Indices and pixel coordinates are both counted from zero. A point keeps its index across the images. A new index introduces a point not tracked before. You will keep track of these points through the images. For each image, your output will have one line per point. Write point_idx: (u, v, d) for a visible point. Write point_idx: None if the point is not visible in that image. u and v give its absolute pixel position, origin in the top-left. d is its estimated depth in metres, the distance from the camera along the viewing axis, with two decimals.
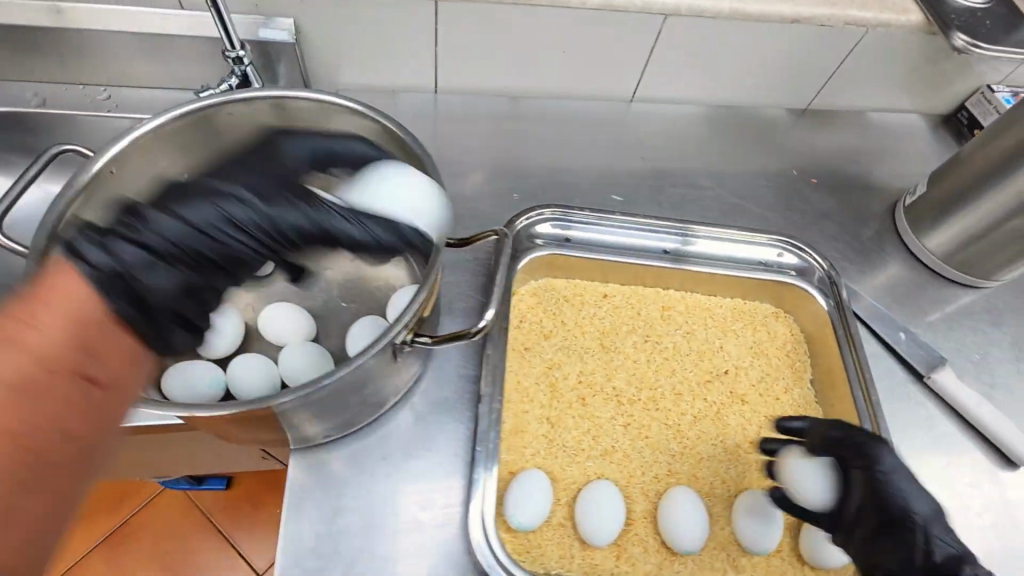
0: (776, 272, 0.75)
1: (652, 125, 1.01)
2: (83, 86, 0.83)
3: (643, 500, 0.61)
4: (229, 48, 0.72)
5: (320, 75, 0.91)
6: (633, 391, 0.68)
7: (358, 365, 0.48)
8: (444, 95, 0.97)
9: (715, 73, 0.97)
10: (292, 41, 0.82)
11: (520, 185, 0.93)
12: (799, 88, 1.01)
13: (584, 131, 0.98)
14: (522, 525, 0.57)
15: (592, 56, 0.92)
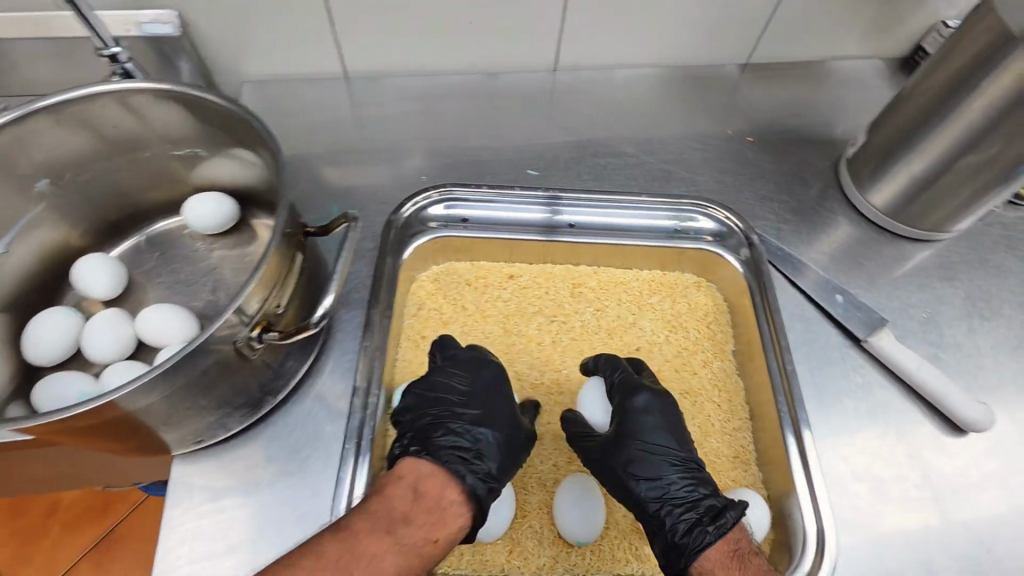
0: (691, 239, 0.70)
1: (579, 94, 0.95)
2: None
3: (539, 490, 0.58)
4: (101, 47, 0.70)
5: (222, 70, 0.88)
6: (535, 375, 0.64)
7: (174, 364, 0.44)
8: (357, 80, 0.93)
9: (640, 33, 0.91)
10: (176, 33, 0.78)
11: (438, 168, 0.89)
12: (734, 42, 0.95)
13: (506, 106, 0.94)
14: None
15: (503, 25, 0.87)
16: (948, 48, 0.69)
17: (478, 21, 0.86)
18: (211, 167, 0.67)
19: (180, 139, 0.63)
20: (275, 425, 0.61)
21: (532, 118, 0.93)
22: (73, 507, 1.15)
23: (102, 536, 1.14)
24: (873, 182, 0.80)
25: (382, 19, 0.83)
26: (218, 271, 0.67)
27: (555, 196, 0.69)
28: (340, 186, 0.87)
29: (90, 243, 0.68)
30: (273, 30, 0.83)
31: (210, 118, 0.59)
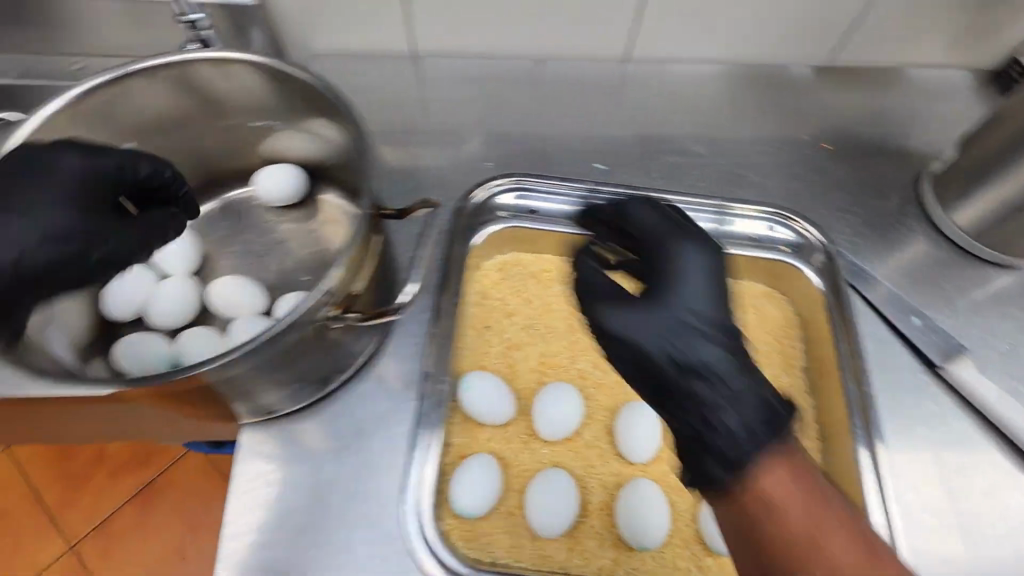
0: (766, 249, 0.68)
1: (649, 88, 0.92)
2: (61, 57, 0.83)
3: (600, 492, 0.57)
4: (183, 12, 0.70)
5: (293, 42, 0.87)
6: (599, 375, 0.63)
7: (261, 342, 0.45)
8: (424, 59, 0.92)
9: (719, 28, 0.88)
10: (253, 3, 0.77)
11: (503, 155, 0.87)
12: (818, 43, 0.91)
13: (574, 95, 0.91)
14: (467, 513, 0.53)
15: (578, 12, 0.84)
16: None
17: (554, 5, 0.83)
18: (286, 140, 0.67)
19: (259, 110, 0.64)
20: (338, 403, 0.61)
21: (600, 110, 0.90)
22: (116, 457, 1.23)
23: (143, 486, 1.20)
24: (960, 201, 0.77)
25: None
26: (287, 245, 0.67)
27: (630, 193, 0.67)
28: (403, 167, 0.86)
29: None
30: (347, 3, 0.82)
31: (291, 90, 0.58)
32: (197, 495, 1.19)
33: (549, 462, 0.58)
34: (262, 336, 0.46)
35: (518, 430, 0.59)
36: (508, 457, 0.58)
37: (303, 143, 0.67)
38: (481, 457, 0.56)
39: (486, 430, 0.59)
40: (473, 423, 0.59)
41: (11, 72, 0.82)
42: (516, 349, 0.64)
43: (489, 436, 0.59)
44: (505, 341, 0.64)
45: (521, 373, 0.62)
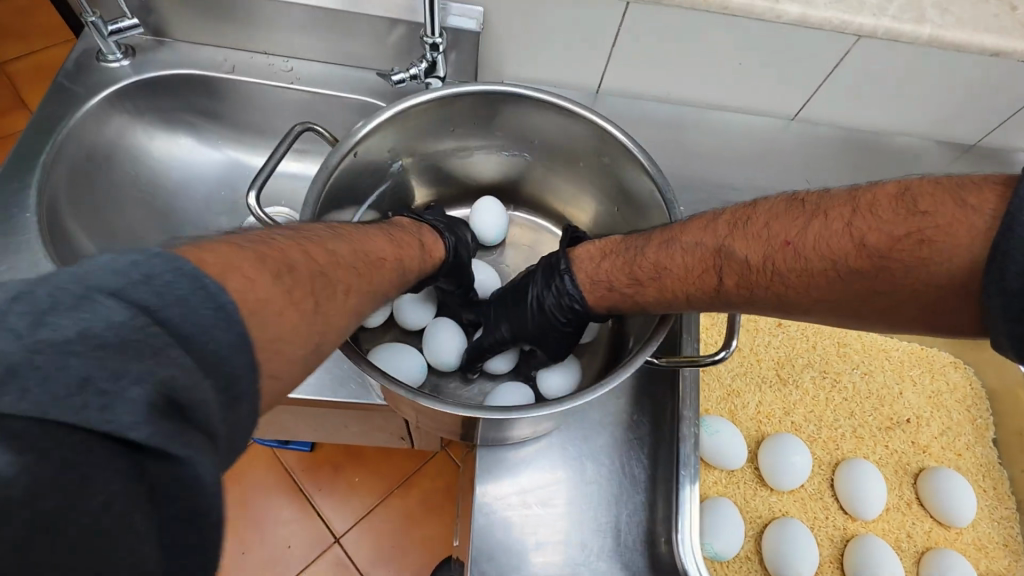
0: None
1: (808, 149, 0.98)
2: (267, 56, 0.83)
3: (828, 545, 0.59)
4: (429, 34, 0.72)
5: (486, 66, 0.90)
6: (814, 429, 0.65)
7: (600, 393, 0.48)
8: (602, 96, 0.95)
9: (889, 102, 0.93)
10: (477, 29, 0.80)
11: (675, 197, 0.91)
12: (972, 125, 0.96)
13: (740, 147, 0.96)
14: (716, 555, 0.55)
15: (768, 72, 0.88)
16: None
17: (748, 65, 0.87)
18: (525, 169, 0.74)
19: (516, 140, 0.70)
20: (566, 430, 0.64)
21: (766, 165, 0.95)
22: None
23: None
24: None
25: (662, 47, 0.85)
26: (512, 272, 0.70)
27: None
28: None
29: None
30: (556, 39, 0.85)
31: (571, 129, 0.64)
32: (268, 494, 1.18)
33: (779, 510, 0.60)
34: (600, 386, 0.48)
35: (744, 476, 0.61)
36: (739, 502, 0.60)
37: (541, 174, 0.74)
38: (723, 503, 0.58)
39: (715, 474, 0.61)
40: (706, 465, 0.61)
41: (217, 63, 0.82)
42: (734, 395, 0.66)
43: (718, 480, 0.61)
44: (723, 386, 0.66)
45: (740, 419, 0.65)
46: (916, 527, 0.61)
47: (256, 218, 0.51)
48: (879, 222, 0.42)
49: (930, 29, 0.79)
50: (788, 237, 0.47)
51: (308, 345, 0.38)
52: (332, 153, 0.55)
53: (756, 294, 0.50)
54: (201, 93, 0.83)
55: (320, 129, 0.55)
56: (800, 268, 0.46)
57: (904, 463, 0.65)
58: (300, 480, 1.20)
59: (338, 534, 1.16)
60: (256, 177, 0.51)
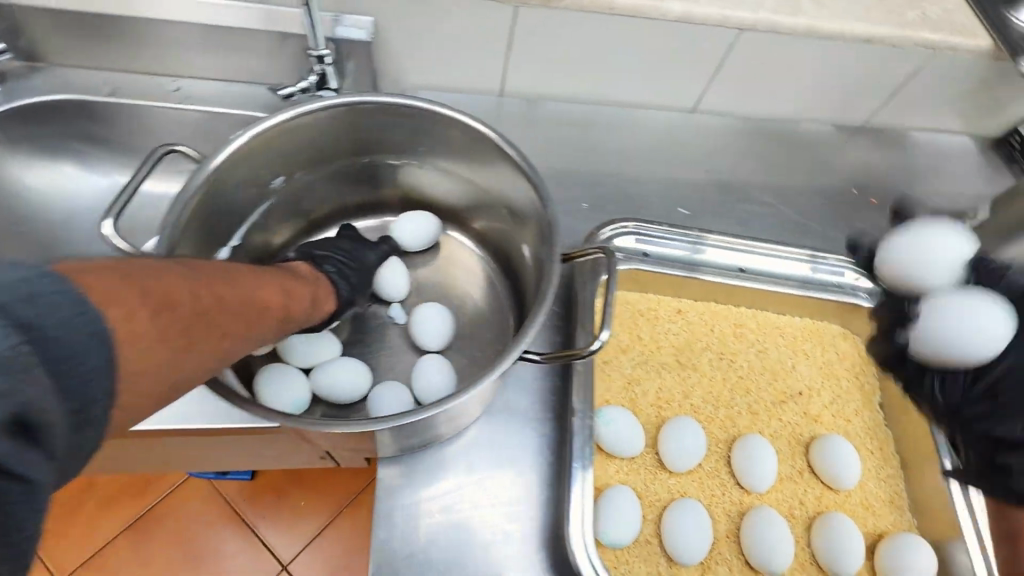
0: (849, 295, 0.75)
1: (713, 137, 1.00)
2: (153, 76, 0.81)
3: (726, 519, 0.62)
4: (313, 47, 0.71)
5: (387, 75, 0.89)
6: (711, 410, 0.68)
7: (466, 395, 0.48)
8: (507, 98, 0.96)
9: (781, 90, 0.97)
10: (368, 39, 0.79)
11: (584, 194, 0.92)
12: (859, 107, 1.01)
13: (646, 140, 0.98)
14: (613, 542, 0.57)
15: (663, 68, 0.91)
16: None
17: (641, 60, 0.89)
18: (420, 180, 0.69)
19: (405, 151, 0.65)
20: (471, 433, 0.64)
21: (672, 157, 0.97)
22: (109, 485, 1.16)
23: (141, 513, 1.15)
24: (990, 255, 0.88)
25: (556, 48, 0.86)
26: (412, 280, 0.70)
27: (732, 243, 0.74)
28: None
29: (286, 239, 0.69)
30: (451, 45, 0.85)
31: (453, 138, 0.60)
32: (208, 524, 1.15)
33: (677, 492, 0.62)
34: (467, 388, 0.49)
35: (644, 462, 0.63)
36: (638, 488, 0.62)
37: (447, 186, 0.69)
38: (621, 490, 0.60)
39: (616, 463, 0.63)
40: (606, 455, 0.63)
41: (98, 86, 0.79)
42: (634, 384, 0.68)
43: (619, 468, 0.63)
44: (623, 376, 0.68)
45: (641, 406, 0.67)
46: (807, 494, 0.64)
47: (114, 245, 0.49)
48: None
49: (804, 20, 0.83)
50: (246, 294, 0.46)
51: (163, 396, 0.37)
52: (188, 184, 0.51)
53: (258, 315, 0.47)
54: (86, 119, 0.80)
55: (184, 150, 0.54)
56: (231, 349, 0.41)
57: (797, 434, 0.68)
58: (240, 507, 1.17)
59: (285, 562, 1.14)
60: (114, 198, 0.50)
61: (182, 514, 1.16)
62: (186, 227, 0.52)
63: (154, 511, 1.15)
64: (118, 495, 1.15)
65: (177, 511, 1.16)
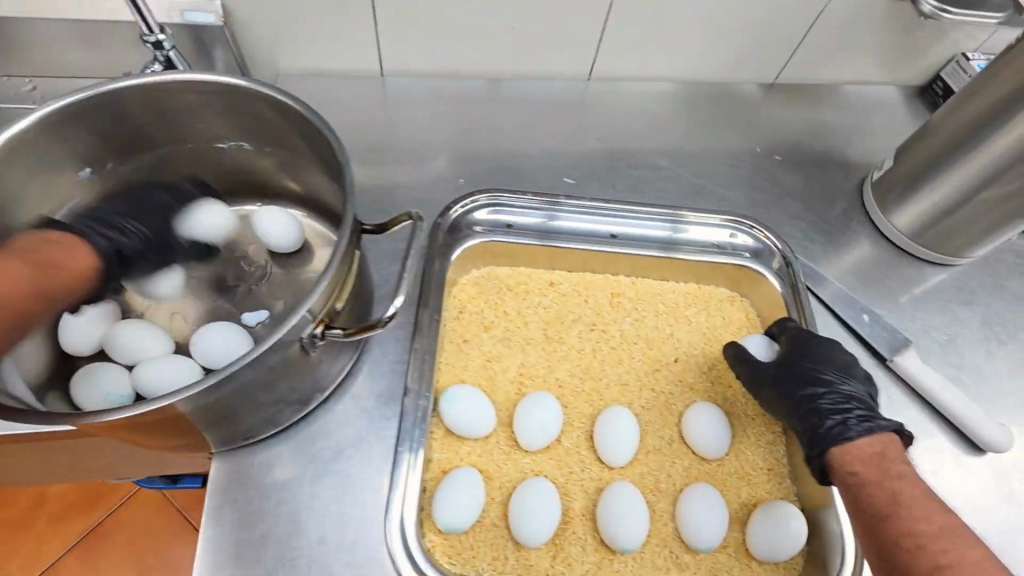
0: (729, 254, 0.71)
1: (610, 104, 0.96)
2: (5, 78, 0.80)
3: (583, 497, 0.58)
4: (147, 33, 0.69)
5: (258, 63, 0.87)
6: (577, 383, 0.64)
7: (235, 369, 0.45)
8: (390, 79, 0.93)
9: (675, 49, 0.93)
10: (219, 23, 0.77)
11: (473, 170, 0.89)
12: (763, 62, 0.97)
13: (540, 111, 0.94)
14: (451, 527, 0.54)
15: (543, 33, 0.88)
16: (983, 81, 0.72)
17: (518, 27, 0.86)
18: (256, 162, 0.66)
19: (228, 130, 0.62)
20: (317, 423, 0.60)
21: (567, 127, 0.93)
22: (57, 501, 1.13)
23: (93, 526, 1.11)
24: (898, 205, 0.83)
25: (424, 19, 0.83)
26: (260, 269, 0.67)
27: (599, 206, 0.71)
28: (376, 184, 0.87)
29: None
30: (315, 25, 0.83)
31: (264, 112, 0.58)
32: (157, 530, 1.12)
33: (530, 471, 0.59)
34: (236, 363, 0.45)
35: (498, 442, 0.60)
36: (489, 468, 0.59)
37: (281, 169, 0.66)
38: (465, 473, 0.56)
39: (467, 445, 0.60)
40: (455, 436, 0.60)
41: None
42: (495, 361, 0.65)
43: (470, 450, 0.59)
44: (483, 353, 0.65)
45: (500, 384, 0.64)
46: (675, 465, 0.61)
47: None
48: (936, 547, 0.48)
49: None
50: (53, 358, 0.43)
51: None
52: None
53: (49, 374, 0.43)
54: None
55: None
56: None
57: (670, 403, 0.65)
58: (188, 511, 1.15)
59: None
60: None
61: (131, 526, 1.13)
62: None
63: (105, 524, 1.12)
64: (61, 511, 1.12)
65: (126, 524, 1.13)
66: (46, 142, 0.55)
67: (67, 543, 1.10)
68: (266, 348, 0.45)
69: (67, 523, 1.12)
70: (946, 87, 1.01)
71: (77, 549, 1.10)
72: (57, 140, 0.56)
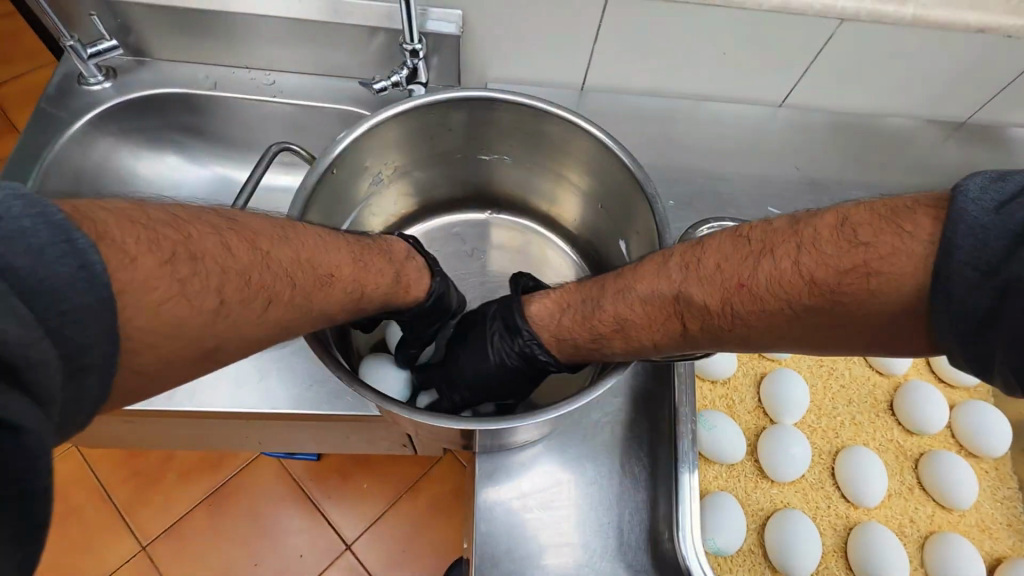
0: None
1: (802, 133, 0.95)
2: (248, 70, 0.83)
3: (832, 534, 0.59)
4: (408, 41, 0.72)
5: (470, 69, 0.89)
6: (814, 419, 0.65)
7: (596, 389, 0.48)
8: (589, 92, 0.94)
9: (877, 84, 0.91)
10: (458, 33, 0.79)
11: (672, 189, 0.89)
12: (964, 102, 0.95)
13: (731, 133, 0.94)
14: (720, 551, 0.55)
15: (752, 60, 0.87)
16: None
17: (730, 51, 0.86)
18: (512, 175, 0.67)
19: (498, 146, 0.63)
20: (567, 431, 0.64)
21: (758, 151, 0.93)
22: (186, 461, 1.21)
23: (218, 485, 1.19)
24: None
25: (642, 41, 0.84)
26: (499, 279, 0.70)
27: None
28: None
29: (385, 233, 0.69)
30: (536, 37, 0.83)
31: (552, 133, 0.59)
32: (274, 498, 1.19)
33: (780, 502, 0.60)
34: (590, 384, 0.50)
35: (744, 469, 0.62)
36: (740, 496, 0.60)
37: (516, 175, 0.67)
38: (727, 500, 0.58)
39: (717, 469, 0.61)
40: (704, 461, 0.61)
41: (201, 79, 0.82)
42: (732, 389, 0.66)
43: (719, 474, 0.61)
44: (723, 382, 0.66)
45: (739, 414, 0.65)
46: (918, 511, 0.61)
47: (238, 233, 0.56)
48: (823, 255, 0.40)
49: (913, 10, 0.77)
50: (741, 279, 0.44)
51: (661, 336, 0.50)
52: (308, 174, 0.51)
53: (722, 335, 0.46)
54: (189, 113, 0.83)
55: (296, 149, 0.57)
56: (865, 295, 0.38)
57: (905, 448, 0.65)
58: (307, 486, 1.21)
59: (350, 541, 1.17)
60: (239, 192, 0.56)
61: (252, 490, 1.20)
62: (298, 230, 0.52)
63: (229, 485, 1.19)
64: (188, 470, 1.20)
65: (247, 489, 1.20)
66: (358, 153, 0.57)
67: (190, 503, 1.17)
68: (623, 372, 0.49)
69: (192, 483, 1.19)
70: None
71: (203, 508, 1.17)
72: (371, 146, 0.58)
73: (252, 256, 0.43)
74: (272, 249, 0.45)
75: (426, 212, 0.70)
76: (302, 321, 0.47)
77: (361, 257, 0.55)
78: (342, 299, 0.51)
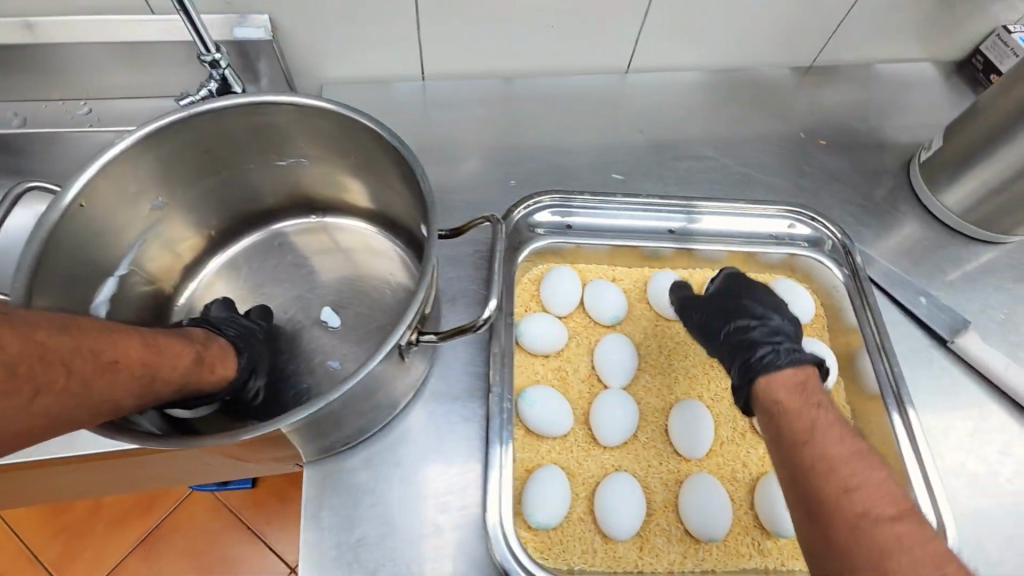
0: (787, 246, 0.73)
1: (651, 96, 0.95)
2: (63, 102, 0.80)
3: (663, 490, 0.60)
4: (203, 52, 0.69)
5: (302, 72, 0.87)
6: (648, 379, 0.66)
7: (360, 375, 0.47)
8: (431, 81, 0.92)
9: (714, 39, 0.92)
10: (269, 38, 0.77)
11: (520, 167, 0.88)
12: (804, 46, 0.96)
13: (579, 105, 0.94)
14: (542, 523, 0.56)
15: (581, 30, 0.87)
16: None
17: (556, 24, 0.85)
18: (313, 175, 0.66)
19: (286, 148, 0.63)
20: (403, 425, 0.64)
21: (605, 119, 0.93)
22: (114, 507, 1.13)
23: (149, 531, 1.11)
24: (949, 186, 0.83)
25: (464, 24, 0.83)
26: (326, 282, 0.69)
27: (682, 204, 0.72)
28: None
29: (201, 252, 0.67)
30: (355, 32, 0.82)
31: (329, 128, 0.58)
32: (212, 533, 1.12)
33: (611, 466, 0.61)
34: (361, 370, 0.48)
35: (575, 440, 0.62)
36: (572, 466, 0.61)
37: (324, 176, 0.67)
38: (548, 472, 0.58)
39: (547, 443, 0.61)
40: (534, 436, 0.61)
41: (9, 118, 0.79)
42: (566, 361, 0.66)
43: (550, 448, 0.61)
44: (555, 355, 0.66)
45: (573, 383, 0.65)
46: (750, 454, 0.62)
47: None
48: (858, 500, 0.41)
49: None
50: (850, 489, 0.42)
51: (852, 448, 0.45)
52: (47, 212, 0.49)
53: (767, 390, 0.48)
54: (7, 153, 0.80)
55: (43, 186, 0.53)
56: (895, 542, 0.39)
57: None
58: (245, 516, 1.14)
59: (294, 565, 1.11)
60: None
61: (188, 528, 1.12)
62: (46, 266, 0.49)
63: (162, 528, 1.12)
64: (117, 517, 1.12)
65: (183, 527, 1.12)
66: (120, 179, 0.55)
67: (123, 552, 1.09)
68: (382, 358, 0.48)
69: (123, 531, 1.11)
70: (987, 62, 1.00)
71: (135, 555, 1.09)
72: (135, 169, 0.56)
73: (25, 348, 0.37)
74: (48, 337, 0.39)
75: (242, 227, 0.69)
76: (78, 411, 0.40)
77: (153, 340, 0.47)
78: (164, 374, 0.47)
